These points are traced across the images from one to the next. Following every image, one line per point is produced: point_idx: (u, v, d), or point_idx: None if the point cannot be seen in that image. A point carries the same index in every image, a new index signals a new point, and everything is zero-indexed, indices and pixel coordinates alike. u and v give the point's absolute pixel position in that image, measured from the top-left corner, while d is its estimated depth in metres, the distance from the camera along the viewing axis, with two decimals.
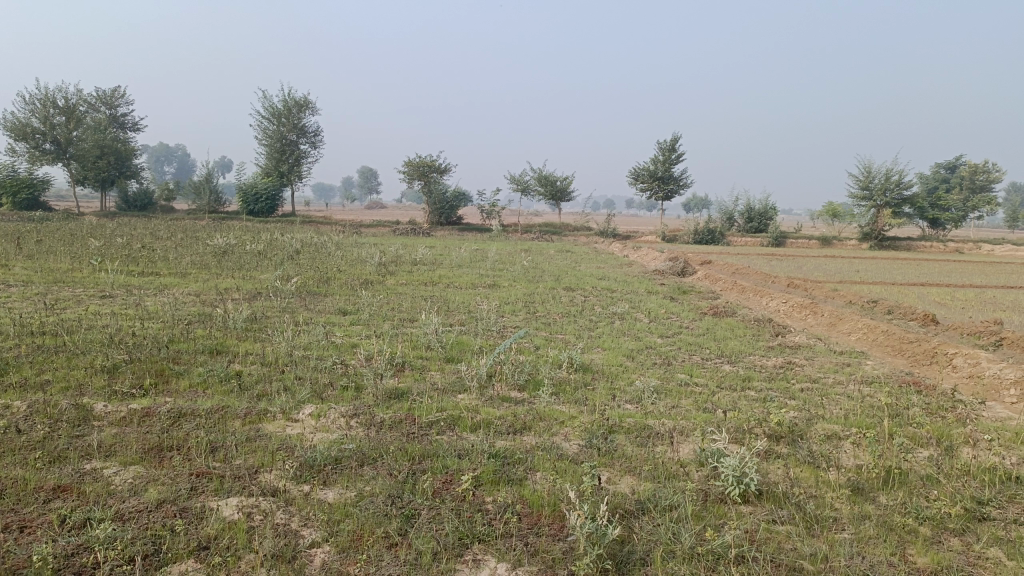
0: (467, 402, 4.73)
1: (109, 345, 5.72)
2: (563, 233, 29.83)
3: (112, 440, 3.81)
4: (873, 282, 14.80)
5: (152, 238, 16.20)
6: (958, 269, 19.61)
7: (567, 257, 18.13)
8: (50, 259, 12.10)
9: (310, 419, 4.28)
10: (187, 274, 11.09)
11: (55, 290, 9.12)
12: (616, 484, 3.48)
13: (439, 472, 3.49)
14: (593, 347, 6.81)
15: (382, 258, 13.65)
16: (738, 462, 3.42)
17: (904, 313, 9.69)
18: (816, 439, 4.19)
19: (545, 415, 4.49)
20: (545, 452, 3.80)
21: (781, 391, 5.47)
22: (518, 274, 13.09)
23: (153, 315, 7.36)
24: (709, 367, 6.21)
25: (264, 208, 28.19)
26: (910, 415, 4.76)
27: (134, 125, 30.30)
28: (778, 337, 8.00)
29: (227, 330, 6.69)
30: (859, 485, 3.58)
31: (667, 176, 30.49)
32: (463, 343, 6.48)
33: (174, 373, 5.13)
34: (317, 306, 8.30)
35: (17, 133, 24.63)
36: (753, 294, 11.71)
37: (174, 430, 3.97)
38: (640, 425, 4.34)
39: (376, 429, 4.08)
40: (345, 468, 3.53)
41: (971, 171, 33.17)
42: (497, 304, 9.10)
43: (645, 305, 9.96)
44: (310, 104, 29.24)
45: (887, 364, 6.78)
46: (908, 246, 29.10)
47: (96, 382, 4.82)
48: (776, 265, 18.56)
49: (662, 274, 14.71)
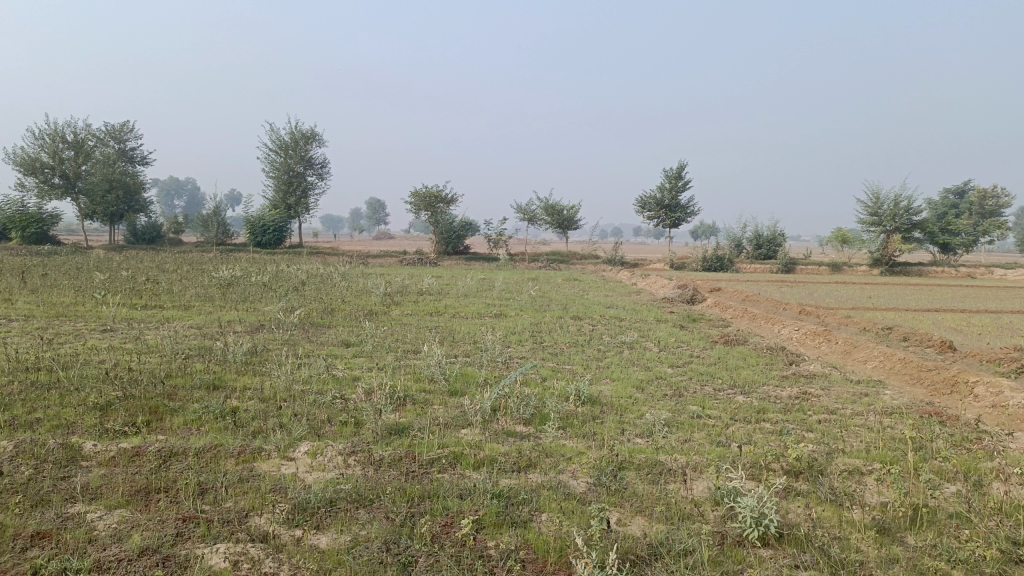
0: (471, 438, 4.54)
1: (104, 381, 5.57)
2: (571, 262, 29.71)
3: (99, 482, 3.64)
4: (885, 308, 14.59)
5: (158, 270, 16.17)
6: (971, 294, 19.37)
7: (575, 286, 18.00)
8: (54, 292, 12.05)
9: (306, 457, 4.10)
10: (191, 307, 10.99)
11: (55, 324, 9.02)
12: (627, 526, 3.27)
13: (439, 514, 3.30)
14: (601, 377, 6.62)
15: (387, 288, 13.53)
16: (756, 501, 3.22)
17: (920, 339, 9.45)
18: (837, 475, 3.99)
19: (552, 451, 4.29)
20: (552, 491, 3.61)
21: (797, 423, 5.25)
22: (525, 303, 12.94)
23: (153, 349, 7.23)
24: (721, 398, 6.00)
25: (271, 240, 28.21)
26: (934, 447, 4.55)
27: (143, 159, 30.51)
28: (792, 365, 7.79)
29: (226, 364, 6.53)
30: (885, 525, 3.36)
31: (674, 203, 30.41)
32: (467, 375, 6.31)
33: (168, 410, 4.96)
34: (320, 338, 8.16)
35: (27, 168, 24.83)
36: (764, 322, 11.51)
37: (163, 470, 3.80)
38: (651, 460, 4.14)
39: (374, 468, 3.90)
40: (340, 511, 3.34)
41: (981, 196, 32.96)
42: (503, 335, 8.94)
43: (654, 333, 9.79)
44: (318, 136, 29.37)
45: (906, 394, 6.55)
46: (920, 271, 28.84)
47: (86, 420, 4.66)
48: (786, 292, 18.33)
49: (671, 302, 14.56)
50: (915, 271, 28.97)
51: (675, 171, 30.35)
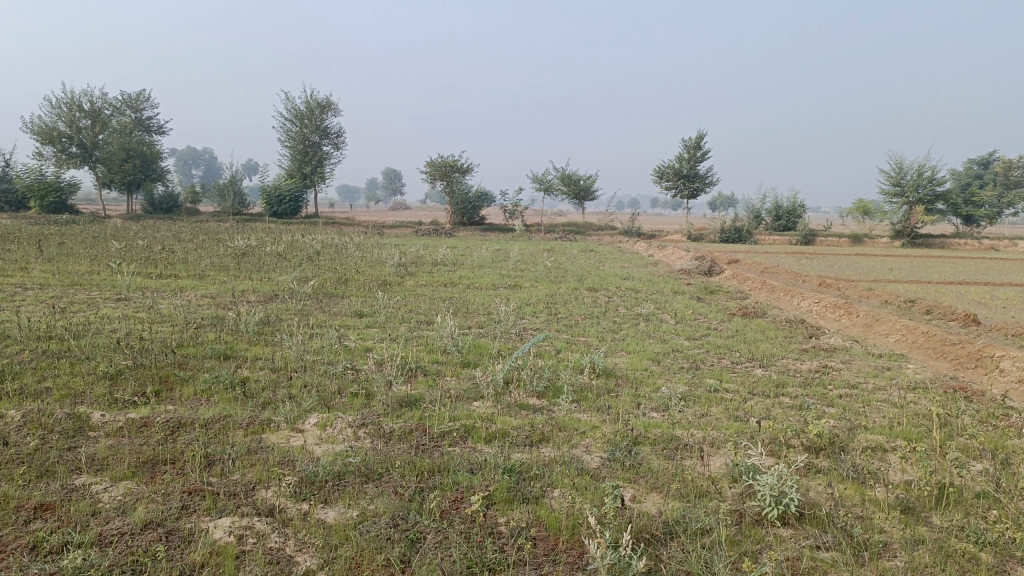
0: (483, 411, 4.45)
1: (115, 350, 5.54)
2: (587, 233, 29.47)
3: (105, 453, 3.60)
4: (907, 281, 14.32)
5: (174, 240, 16.16)
6: (996, 267, 19.00)
7: (591, 257, 17.83)
8: (69, 261, 12.05)
9: (315, 429, 4.04)
10: (205, 276, 10.96)
11: (70, 293, 9.00)
12: (642, 503, 3.18)
13: (449, 489, 3.23)
14: (616, 350, 6.51)
15: (401, 258, 13.44)
16: (776, 479, 3.11)
17: (944, 313, 9.25)
18: (859, 452, 3.87)
19: (565, 425, 4.20)
20: (565, 467, 3.52)
21: (817, 398, 5.13)
22: (541, 275, 12.79)
23: (166, 318, 7.19)
24: (739, 371, 5.89)
25: (287, 209, 28.17)
26: (961, 424, 4.41)
27: (160, 128, 30.44)
28: (811, 339, 7.62)
29: (238, 334, 6.47)
30: (909, 504, 3.25)
31: (692, 174, 30.00)
32: (480, 347, 6.21)
33: (178, 380, 4.92)
34: (333, 308, 8.08)
35: (44, 137, 24.86)
36: (784, 294, 11.32)
37: (171, 442, 3.75)
38: (667, 435, 4.04)
39: (384, 441, 3.83)
40: (347, 485, 3.26)
41: (1005, 167, 32.22)
42: (518, 306, 8.83)
43: (672, 306, 9.65)
44: (333, 106, 29.15)
45: (929, 368, 6.39)
46: (942, 244, 28.36)
47: (95, 389, 4.63)
48: (806, 264, 18.04)
49: (689, 273, 14.38)
50: (937, 243, 28.49)
51: (694, 140, 29.92)
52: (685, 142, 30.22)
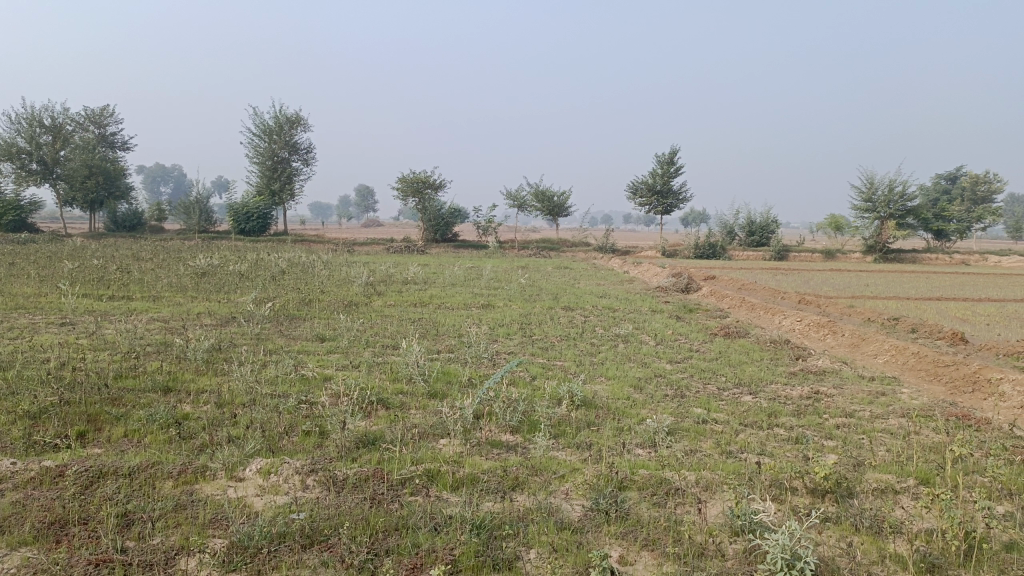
0: (449, 452, 3.98)
1: (42, 384, 4.98)
2: (561, 249, 29.11)
3: (7, 512, 3.07)
4: (887, 297, 14.09)
5: (132, 259, 15.54)
6: (970, 281, 18.94)
7: (566, 274, 17.49)
8: (16, 283, 11.36)
9: (257, 477, 3.55)
10: (160, 298, 10.38)
11: (12, 318, 8.39)
12: (632, 567, 2.75)
13: (406, 554, 2.76)
14: (595, 376, 6.08)
15: (370, 278, 12.93)
16: (787, 536, 2.69)
17: (930, 331, 8.97)
18: (867, 495, 3.49)
19: (542, 468, 3.74)
20: (543, 521, 3.06)
21: (814, 429, 4.73)
22: (515, 293, 12.38)
23: (109, 346, 6.62)
24: (728, 399, 5.47)
25: (255, 227, 27.49)
26: (975, 458, 4.03)
27: (123, 143, 29.60)
28: (799, 361, 7.23)
29: (185, 363, 5.94)
30: (934, 560, 2.85)
31: (666, 190, 29.83)
32: (449, 375, 5.74)
33: (109, 419, 4.38)
34: (292, 332, 7.59)
35: (2, 153, 23.96)
36: (765, 312, 10.98)
37: (87, 496, 3.24)
38: (656, 478, 3.60)
39: (334, 490, 3.35)
40: (288, 551, 2.79)
41: (972, 182, 32.46)
42: (489, 328, 8.37)
43: (650, 325, 9.25)
44: (302, 121, 28.61)
45: (925, 393, 6.02)
46: (914, 259, 28.44)
47: (11, 432, 4.08)
48: (782, 280, 17.80)
49: (666, 291, 14.10)
50: (909, 258, 28.57)
51: (667, 155, 29.76)
52: (658, 157, 30.00)
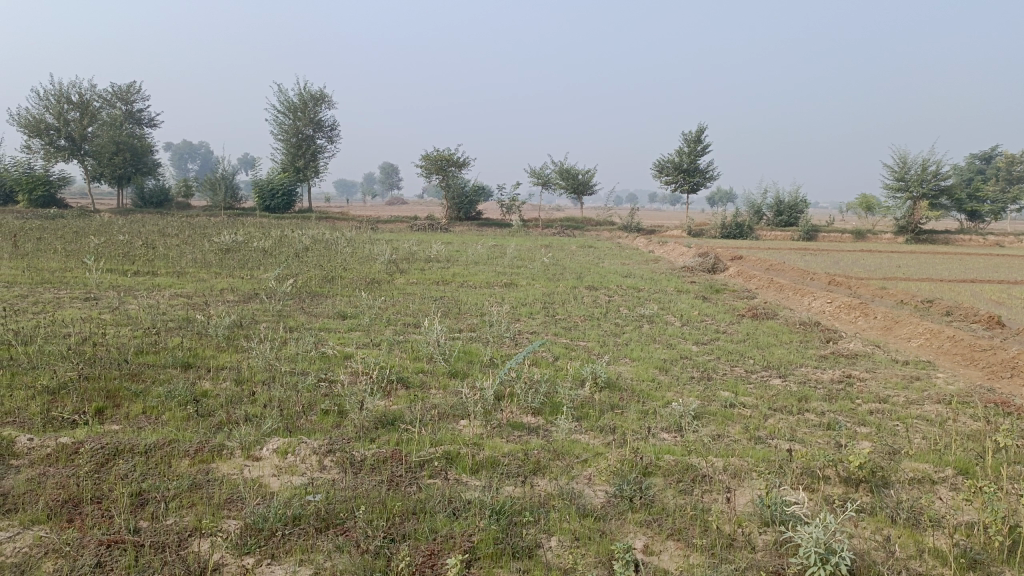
0: (469, 433, 3.90)
1: (63, 359, 4.96)
2: (586, 228, 28.90)
3: (23, 489, 3.03)
4: (918, 278, 13.77)
5: (158, 235, 15.63)
6: (1005, 264, 18.48)
7: (589, 253, 17.31)
8: (43, 257, 11.44)
9: (274, 457, 3.49)
10: (185, 273, 10.40)
11: (38, 292, 8.43)
12: (658, 558, 2.65)
13: (423, 539, 2.68)
14: (619, 357, 5.95)
15: (393, 255, 12.88)
16: (822, 529, 2.56)
17: (965, 314, 8.72)
18: (903, 486, 3.35)
19: (564, 451, 3.64)
20: (565, 508, 2.96)
21: (847, 414, 4.57)
22: (538, 272, 12.25)
23: (131, 321, 6.61)
24: (756, 382, 5.32)
25: (281, 203, 27.57)
26: (1017, 449, 3.87)
27: (150, 120, 29.74)
28: (829, 343, 7.05)
29: (205, 339, 5.90)
30: (976, 556, 2.70)
31: (693, 168, 29.41)
32: (471, 354, 5.65)
33: (128, 395, 4.35)
34: (313, 309, 7.55)
35: (31, 129, 24.17)
36: (793, 293, 10.76)
37: (103, 474, 3.20)
38: (682, 464, 3.48)
39: (351, 472, 3.27)
40: (303, 535, 2.71)
41: (1008, 162, 31.63)
42: (512, 307, 8.26)
43: (676, 306, 9.09)
44: (327, 98, 28.56)
45: (961, 379, 5.82)
46: (946, 240, 27.85)
47: (30, 407, 4.06)
48: (811, 261, 17.46)
49: (692, 270, 13.89)
50: (942, 239, 27.97)
51: (695, 133, 29.27)
52: (684, 135, 29.52)
